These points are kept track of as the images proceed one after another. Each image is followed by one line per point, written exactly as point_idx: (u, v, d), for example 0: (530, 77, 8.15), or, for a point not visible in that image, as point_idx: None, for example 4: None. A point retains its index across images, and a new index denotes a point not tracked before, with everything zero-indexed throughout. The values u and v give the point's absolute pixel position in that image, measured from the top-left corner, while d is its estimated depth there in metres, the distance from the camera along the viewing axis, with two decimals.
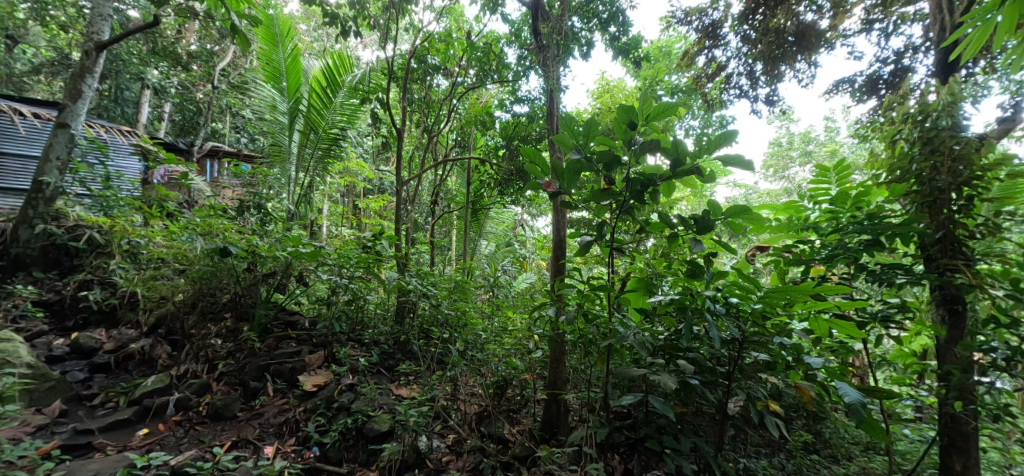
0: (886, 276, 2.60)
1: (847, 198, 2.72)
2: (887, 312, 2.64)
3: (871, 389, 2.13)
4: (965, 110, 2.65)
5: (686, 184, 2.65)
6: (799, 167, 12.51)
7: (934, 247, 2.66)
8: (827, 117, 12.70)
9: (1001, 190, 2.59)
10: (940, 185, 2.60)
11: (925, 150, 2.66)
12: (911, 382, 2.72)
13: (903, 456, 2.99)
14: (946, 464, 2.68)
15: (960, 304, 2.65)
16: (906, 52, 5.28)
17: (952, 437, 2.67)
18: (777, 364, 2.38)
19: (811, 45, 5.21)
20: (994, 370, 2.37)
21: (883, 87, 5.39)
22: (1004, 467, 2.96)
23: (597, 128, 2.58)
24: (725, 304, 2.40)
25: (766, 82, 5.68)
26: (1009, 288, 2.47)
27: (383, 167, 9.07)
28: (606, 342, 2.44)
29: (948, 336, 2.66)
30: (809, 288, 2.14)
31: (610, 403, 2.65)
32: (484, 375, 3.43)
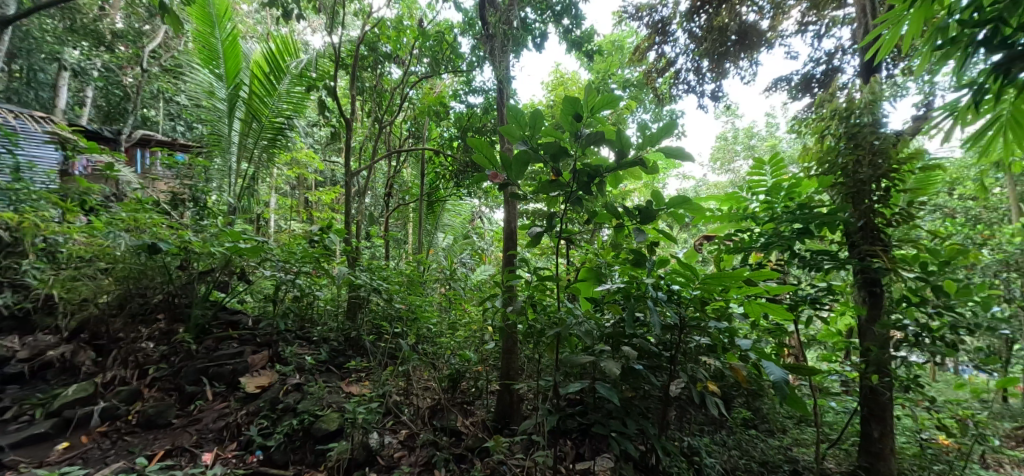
0: (815, 262, 2.79)
1: (781, 189, 2.87)
2: (817, 295, 2.80)
3: (797, 369, 2.26)
4: (883, 108, 2.85)
5: (632, 175, 2.71)
6: (743, 161, 13.15)
7: (857, 234, 2.82)
8: (769, 114, 13.38)
9: (916, 181, 2.81)
10: (862, 177, 2.78)
11: (850, 144, 2.85)
12: (836, 359, 2.92)
13: (829, 428, 3.24)
14: (865, 431, 2.91)
15: (879, 287, 2.86)
16: (835, 54, 5.63)
17: (872, 408, 2.90)
18: (717, 347, 2.48)
19: (751, 44, 5.53)
20: (908, 345, 2.58)
21: (815, 86, 5.73)
22: (916, 432, 3.24)
23: (544, 120, 2.61)
24: (667, 291, 2.49)
25: (712, 78, 5.92)
26: (920, 270, 2.64)
27: (334, 158, 8.77)
28: (554, 332, 2.49)
29: (868, 317, 2.87)
30: (740, 273, 2.25)
31: (559, 392, 2.59)
32: (438, 368, 3.39)
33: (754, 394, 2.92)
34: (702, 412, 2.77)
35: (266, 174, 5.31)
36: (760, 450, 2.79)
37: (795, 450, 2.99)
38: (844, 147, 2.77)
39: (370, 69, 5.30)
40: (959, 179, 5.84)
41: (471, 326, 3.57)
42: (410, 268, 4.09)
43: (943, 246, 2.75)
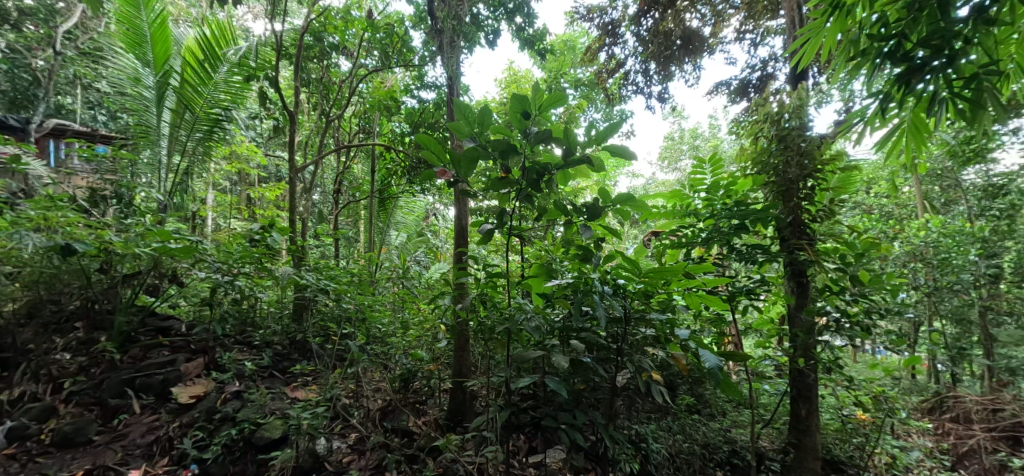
0: (749, 255, 2.98)
1: (719, 187, 3.03)
2: (752, 286, 3.00)
3: (731, 356, 2.38)
4: (809, 112, 3.08)
5: (580, 173, 2.75)
6: (688, 159, 13.79)
7: (787, 229, 3.03)
8: (711, 116, 14.07)
9: (838, 180, 3.06)
10: (791, 177, 3.00)
11: (780, 146, 3.05)
12: (769, 344, 3.13)
13: (764, 409, 3.49)
14: (794, 410, 3.13)
15: (805, 277, 3.09)
16: (769, 62, 5.99)
17: (798, 388, 3.13)
18: (662, 337, 2.57)
19: (694, 48, 5.75)
20: (830, 330, 2.80)
21: (751, 91, 6.12)
22: (838, 409, 3.53)
23: (492, 116, 2.59)
24: (614, 285, 2.54)
25: (659, 81, 6.16)
26: (840, 261, 2.87)
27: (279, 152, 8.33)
28: (502, 329, 2.49)
29: (797, 305, 3.09)
30: (679, 267, 2.34)
31: (509, 387, 2.57)
32: (389, 369, 3.31)
33: (698, 380, 3.08)
34: (651, 400, 2.88)
35: (202, 168, 4.95)
36: (703, 434, 2.96)
37: (734, 431, 3.20)
38: (775, 149, 2.97)
39: (316, 59, 5.05)
40: (873, 179, 6.45)
41: (424, 325, 3.50)
42: (359, 268, 3.93)
43: (859, 239, 3.02)
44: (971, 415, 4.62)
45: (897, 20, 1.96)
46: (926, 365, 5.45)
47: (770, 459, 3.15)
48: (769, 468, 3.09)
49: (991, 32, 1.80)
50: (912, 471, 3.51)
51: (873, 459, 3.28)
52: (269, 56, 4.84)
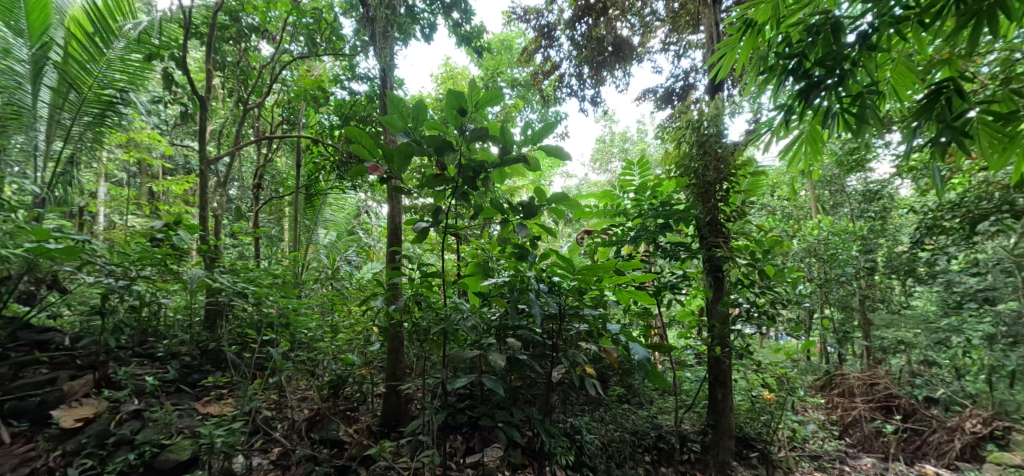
0: (673, 252, 3.19)
1: (646, 188, 3.22)
2: (675, 281, 3.21)
3: (657, 348, 2.51)
4: (725, 121, 3.33)
5: (516, 172, 2.79)
6: (618, 162, 14.43)
7: (705, 228, 3.27)
8: (639, 120, 14.78)
9: (749, 184, 3.38)
10: (709, 180, 3.23)
11: (700, 150, 3.27)
12: (690, 335, 3.44)
13: (686, 395, 3.73)
14: (712, 395, 3.38)
15: (720, 273, 3.34)
16: (691, 72, 6.34)
17: (715, 374, 3.38)
18: (595, 332, 2.67)
19: (625, 56, 6.02)
20: (743, 320, 3.06)
21: (675, 99, 6.57)
22: (748, 391, 3.88)
23: (428, 112, 2.54)
24: (548, 283, 2.63)
25: (592, 85, 6.37)
26: (750, 257, 3.13)
27: (189, 142, 7.53)
28: (437, 329, 2.46)
29: (714, 298, 3.33)
30: (610, 265, 2.44)
31: (446, 387, 2.55)
32: (316, 376, 3.11)
33: (627, 371, 3.24)
34: (585, 393, 2.99)
35: (91, 157, 4.34)
36: (633, 422, 3.12)
37: (660, 417, 3.41)
38: (696, 154, 3.19)
39: (232, 40, 4.54)
40: (777, 183, 7.16)
41: (355, 328, 3.30)
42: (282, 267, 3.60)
43: (766, 237, 3.34)
44: (854, 389, 5.45)
45: (799, 41, 2.16)
46: (820, 348, 6.18)
47: (691, 440, 3.40)
48: (690, 448, 3.34)
49: (873, 55, 2.05)
50: (808, 442, 3.95)
51: (777, 434, 3.66)
52: (176, 34, 4.29)
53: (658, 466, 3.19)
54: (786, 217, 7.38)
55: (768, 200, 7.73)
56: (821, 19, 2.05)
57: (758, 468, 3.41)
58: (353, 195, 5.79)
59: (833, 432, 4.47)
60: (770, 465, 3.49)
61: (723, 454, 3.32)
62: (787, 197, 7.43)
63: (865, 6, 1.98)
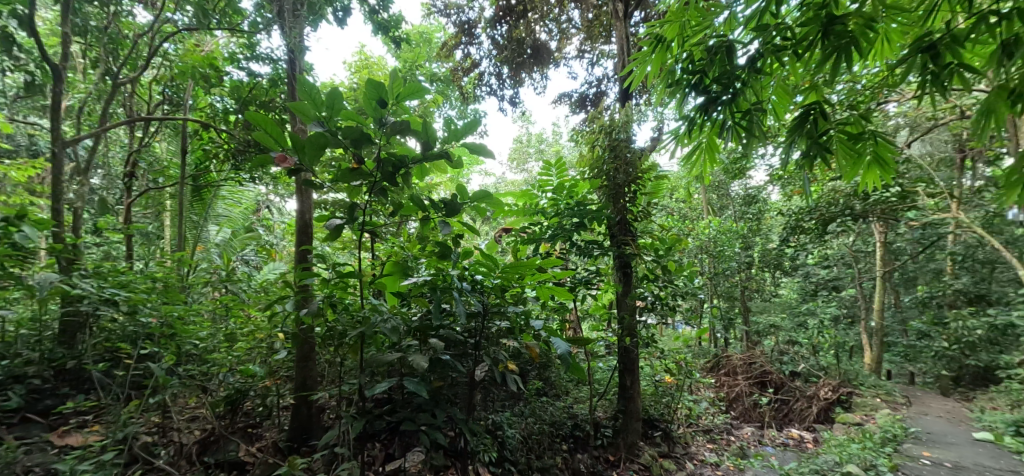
0: (587, 250, 3.38)
1: (563, 189, 3.37)
2: (589, 277, 3.41)
3: (575, 342, 2.66)
4: (634, 128, 3.53)
5: (437, 168, 2.74)
6: (535, 162, 14.84)
7: (616, 227, 3.50)
8: (554, 123, 15.16)
9: (652, 187, 3.65)
10: (619, 182, 3.45)
11: (612, 154, 3.46)
12: (602, 327, 3.65)
13: (599, 383, 3.96)
14: (621, 382, 3.62)
15: (629, 268, 3.56)
16: (602, 80, 6.75)
17: (624, 363, 3.62)
18: (515, 328, 2.74)
19: (544, 60, 6.23)
20: (647, 311, 3.33)
21: (588, 105, 6.96)
22: (651, 376, 4.24)
23: (343, 101, 2.40)
24: (472, 281, 2.67)
25: (511, 85, 6.46)
26: (654, 254, 3.40)
27: (40, 119, 6.27)
28: (356, 332, 2.34)
29: (622, 292, 3.54)
30: (533, 263, 2.59)
31: (364, 393, 2.43)
32: (210, 392, 2.76)
33: (545, 365, 3.37)
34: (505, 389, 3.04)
35: None
36: (551, 413, 3.25)
37: (576, 407, 3.59)
38: (607, 157, 3.37)
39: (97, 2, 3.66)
40: (675, 187, 7.88)
41: (255, 335, 2.96)
42: (165, 270, 3.09)
43: (667, 235, 3.66)
44: (737, 368, 6.21)
45: (700, 59, 2.43)
46: (708, 334, 6.97)
47: (604, 426, 3.63)
48: (604, 434, 3.58)
49: (759, 76, 2.36)
50: (700, 417, 4.49)
51: (676, 414, 4.07)
52: None
53: (574, 452, 3.38)
54: (683, 217, 8.14)
55: (668, 202, 8.14)
56: (718, 42, 2.33)
57: (661, 445, 3.77)
58: (250, 188, 5.06)
59: (719, 407, 5.09)
60: (670, 441, 3.90)
61: (632, 435, 3.61)
62: (683, 200, 8.24)
63: (753, 33, 2.29)
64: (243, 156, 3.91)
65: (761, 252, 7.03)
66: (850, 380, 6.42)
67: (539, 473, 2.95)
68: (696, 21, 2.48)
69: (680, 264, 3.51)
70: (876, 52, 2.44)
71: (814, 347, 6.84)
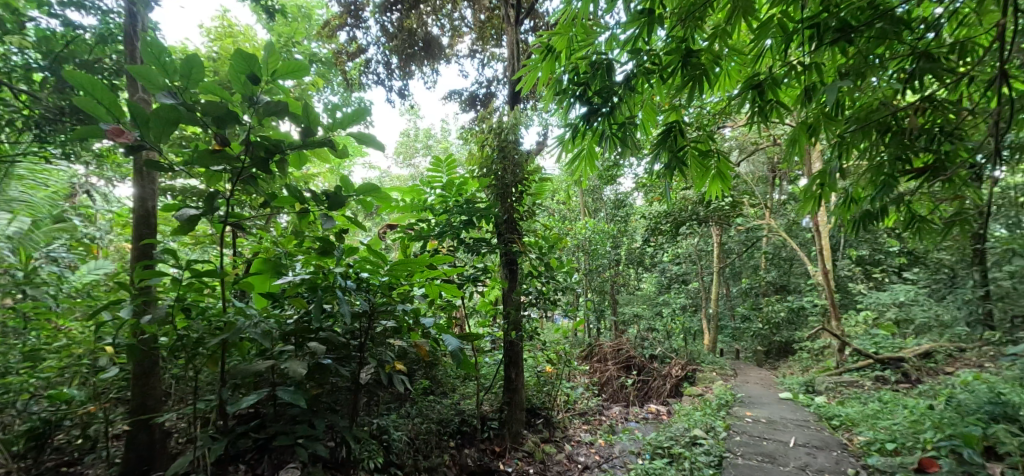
0: (476, 247, 3.45)
1: (453, 186, 3.40)
2: (477, 274, 3.48)
3: (466, 338, 2.71)
4: (521, 131, 3.69)
5: (319, 157, 2.51)
6: (421, 157, 14.82)
7: (503, 225, 3.64)
8: (441, 119, 15.04)
9: (535, 188, 3.87)
10: (507, 182, 3.59)
11: (501, 155, 3.58)
12: (489, 323, 3.78)
13: (485, 378, 4.09)
14: (507, 374, 3.85)
15: (515, 265, 3.73)
16: (492, 82, 7.03)
17: (510, 356, 3.85)
18: (402, 327, 2.74)
19: (435, 55, 6.25)
20: (530, 305, 3.56)
21: (478, 105, 7.23)
22: (533, 367, 4.54)
23: (203, 71, 2.07)
24: (357, 279, 2.55)
25: (400, 77, 6.44)
26: (538, 252, 3.63)
27: None
28: (218, 340, 2.06)
29: (509, 288, 3.70)
30: (424, 260, 2.55)
31: (225, 408, 2.16)
32: (5, 426, 2.21)
33: (431, 364, 3.36)
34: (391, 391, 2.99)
35: None
36: (438, 412, 3.27)
37: (463, 403, 3.72)
38: (496, 157, 3.47)
39: None
40: (556, 190, 8.55)
41: (71, 351, 2.41)
42: None
43: (549, 234, 3.91)
44: (605, 354, 6.93)
45: (584, 72, 2.63)
46: (582, 325, 7.72)
47: (490, 418, 3.81)
48: (490, 426, 3.76)
49: (632, 94, 2.64)
50: (575, 403, 5.02)
51: (555, 400, 4.52)
52: None
53: (462, 448, 3.48)
54: (562, 217, 8.83)
55: (549, 203, 8.74)
56: (600, 59, 2.55)
57: (542, 432, 4.18)
58: (61, 164, 3.78)
59: (593, 391, 5.67)
60: (551, 426, 4.31)
61: (515, 425, 3.90)
62: (562, 202, 8.97)
63: (629, 55, 2.57)
64: (55, 126, 2.88)
65: (628, 251, 8.37)
66: (694, 359, 7.73)
67: (426, 472, 2.95)
68: (581, 37, 2.67)
69: (560, 261, 3.79)
70: (720, 84, 2.94)
71: (667, 333, 8.02)
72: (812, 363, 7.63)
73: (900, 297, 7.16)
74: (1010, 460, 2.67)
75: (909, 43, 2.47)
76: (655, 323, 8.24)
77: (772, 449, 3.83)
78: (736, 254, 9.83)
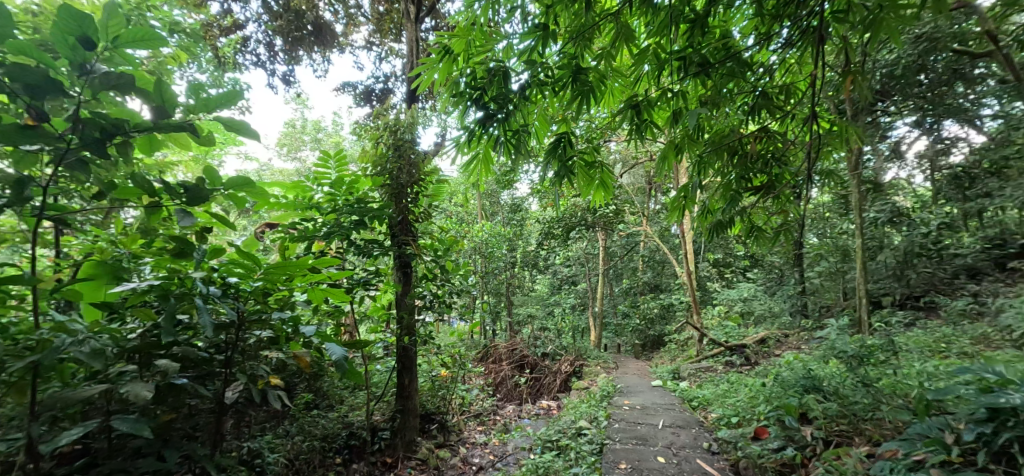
0: (367, 249, 3.32)
1: (342, 184, 3.19)
2: (367, 278, 3.35)
3: (353, 345, 2.59)
4: (418, 130, 3.64)
5: (178, 144, 2.15)
6: (309, 150, 14.10)
7: (397, 227, 3.57)
8: (334, 112, 14.28)
9: (433, 189, 3.84)
10: (402, 182, 3.52)
11: (396, 154, 3.50)
12: (381, 328, 3.66)
13: (376, 386, 3.97)
14: (399, 381, 3.81)
15: (409, 268, 3.68)
16: (390, 78, 6.92)
17: (403, 362, 3.81)
18: (280, 337, 2.50)
19: (326, 41, 6.06)
20: (425, 309, 3.58)
21: (374, 100, 7.02)
22: (428, 371, 4.52)
23: (13, 27, 1.66)
24: (223, 285, 2.27)
25: (285, 60, 6.15)
26: (434, 255, 3.60)
27: None
28: (26, 364, 1.68)
29: (403, 292, 3.64)
30: (304, 263, 2.32)
31: (38, 447, 1.78)
32: None
33: (314, 376, 3.15)
34: (265, 409, 2.74)
35: None
36: (321, 427, 3.28)
37: (351, 415, 3.64)
38: (391, 156, 3.38)
39: None
40: (454, 192, 8.73)
41: None
42: None
43: (445, 237, 3.90)
44: (500, 354, 7.19)
45: (481, 77, 2.67)
46: (479, 326, 7.92)
47: (381, 429, 3.75)
48: (381, 437, 3.71)
49: (527, 103, 2.76)
50: (472, 404, 5.18)
51: (450, 404, 4.54)
52: None
53: (349, 464, 3.47)
54: (460, 220, 8.98)
55: (447, 205, 9.05)
56: (497, 66, 2.59)
57: (436, 437, 4.20)
58: None
59: (487, 391, 5.87)
60: (445, 431, 4.33)
61: (409, 432, 3.85)
62: (459, 204, 9.22)
63: (524, 66, 2.67)
64: None
65: (524, 254, 9.11)
66: (582, 354, 8.31)
67: None
68: (480, 42, 2.69)
69: (457, 264, 3.80)
70: (605, 101, 3.22)
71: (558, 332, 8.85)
72: (679, 352, 8.72)
73: (744, 293, 8.50)
74: (818, 423, 3.30)
75: (750, 81, 2.96)
76: (547, 323, 9.09)
77: (644, 432, 4.25)
78: (619, 257, 10.85)
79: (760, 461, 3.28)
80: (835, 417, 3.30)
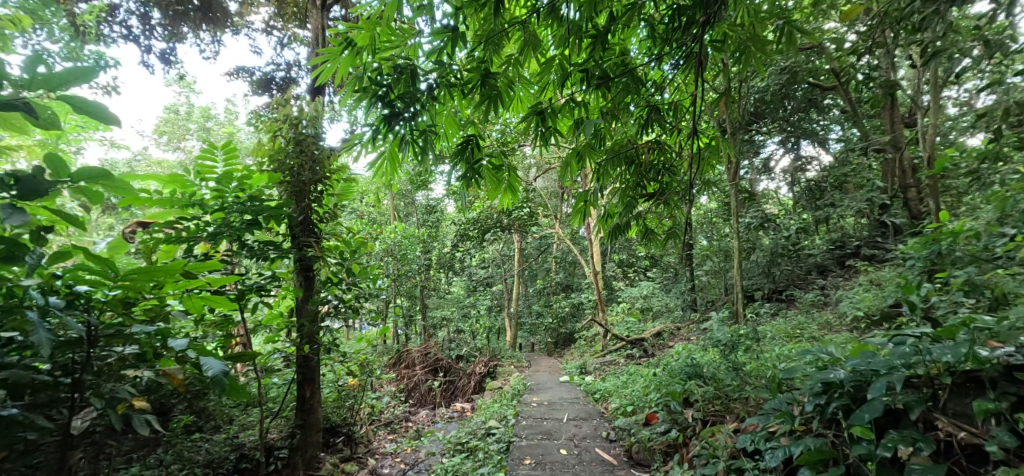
0: (261, 252, 3.03)
1: (230, 179, 2.87)
2: (263, 282, 3.06)
3: (235, 359, 2.43)
4: (323, 125, 3.42)
5: (10, 125, 1.78)
6: (195, 140, 12.62)
7: (298, 227, 3.31)
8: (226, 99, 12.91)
9: (342, 188, 3.64)
10: (304, 180, 3.28)
11: (296, 150, 3.26)
12: (278, 338, 3.38)
13: (273, 401, 3.68)
14: (300, 395, 3.51)
15: (311, 271, 3.43)
16: (292, 66, 6.45)
17: (306, 373, 3.53)
18: (145, 353, 2.24)
19: (216, 19, 5.52)
20: (331, 315, 3.38)
21: (273, 89, 6.48)
22: (333, 381, 4.28)
23: None
24: (68, 294, 1.97)
25: (164, 37, 5.47)
26: (338, 258, 3.38)
27: None
28: None
29: (303, 298, 3.41)
30: (175, 268, 2.06)
31: None
32: None
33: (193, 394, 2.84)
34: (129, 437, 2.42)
35: None
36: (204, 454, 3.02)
37: (242, 435, 3.35)
38: (290, 152, 3.15)
39: None
40: (364, 191, 8.41)
41: None
42: None
43: (354, 238, 3.70)
44: (414, 359, 7.01)
45: (388, 74, 2.61)
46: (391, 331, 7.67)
47: (278, 447, 3.48)
48: (277, 457, 3.44)
49: (435, 104, 2.74)
50: (383, 413, 5.06)
51: (357, 415, 4.33)
52: None
53: None
54: (370, 221, 8.68)
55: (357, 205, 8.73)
56: (405, 63, 2.55)
57: (342, 451, 3.98)
58: None
59: (399, 398, 5.73)
60: (353, 444, 4.12)
61: (310, 449, 3.55)
62: (371, 205, 8.90)
63: (432, 66, 2.63)
64: None
65: (438, 255, 9.04)
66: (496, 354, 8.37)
67: None
68: (387, 38, 2.57)
69: (365, 266, 3.65)
70: (515, 105, 3.31)
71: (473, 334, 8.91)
72: (587, 347, 9.22)
73: (642, 291, 9.28)
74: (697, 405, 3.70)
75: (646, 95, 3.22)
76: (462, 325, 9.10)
77: (550, 427, 4.41)
78: (532, 258, 11.20)
79: (649, 444, 3.63)
80: (710, 400, 3.71)
